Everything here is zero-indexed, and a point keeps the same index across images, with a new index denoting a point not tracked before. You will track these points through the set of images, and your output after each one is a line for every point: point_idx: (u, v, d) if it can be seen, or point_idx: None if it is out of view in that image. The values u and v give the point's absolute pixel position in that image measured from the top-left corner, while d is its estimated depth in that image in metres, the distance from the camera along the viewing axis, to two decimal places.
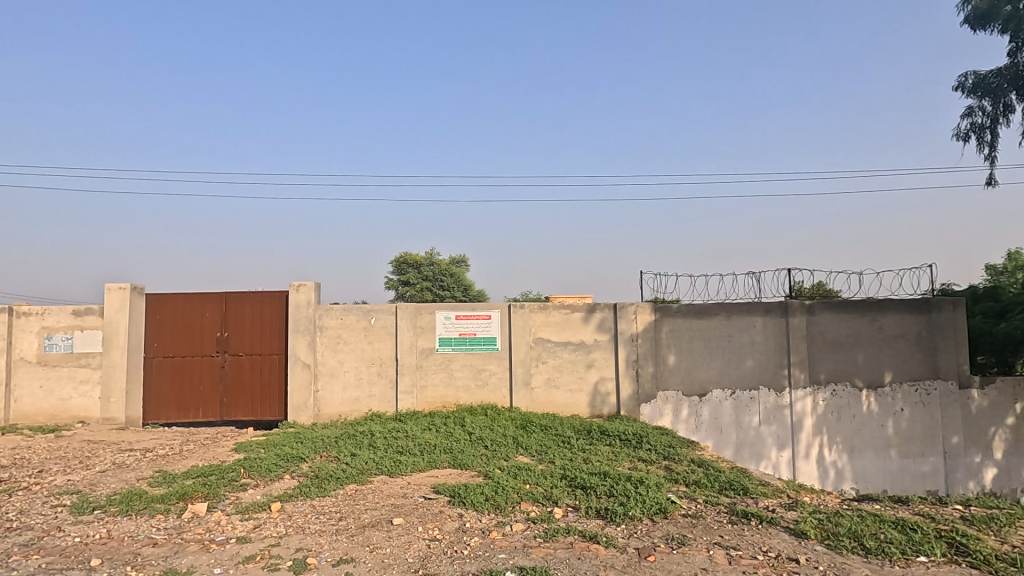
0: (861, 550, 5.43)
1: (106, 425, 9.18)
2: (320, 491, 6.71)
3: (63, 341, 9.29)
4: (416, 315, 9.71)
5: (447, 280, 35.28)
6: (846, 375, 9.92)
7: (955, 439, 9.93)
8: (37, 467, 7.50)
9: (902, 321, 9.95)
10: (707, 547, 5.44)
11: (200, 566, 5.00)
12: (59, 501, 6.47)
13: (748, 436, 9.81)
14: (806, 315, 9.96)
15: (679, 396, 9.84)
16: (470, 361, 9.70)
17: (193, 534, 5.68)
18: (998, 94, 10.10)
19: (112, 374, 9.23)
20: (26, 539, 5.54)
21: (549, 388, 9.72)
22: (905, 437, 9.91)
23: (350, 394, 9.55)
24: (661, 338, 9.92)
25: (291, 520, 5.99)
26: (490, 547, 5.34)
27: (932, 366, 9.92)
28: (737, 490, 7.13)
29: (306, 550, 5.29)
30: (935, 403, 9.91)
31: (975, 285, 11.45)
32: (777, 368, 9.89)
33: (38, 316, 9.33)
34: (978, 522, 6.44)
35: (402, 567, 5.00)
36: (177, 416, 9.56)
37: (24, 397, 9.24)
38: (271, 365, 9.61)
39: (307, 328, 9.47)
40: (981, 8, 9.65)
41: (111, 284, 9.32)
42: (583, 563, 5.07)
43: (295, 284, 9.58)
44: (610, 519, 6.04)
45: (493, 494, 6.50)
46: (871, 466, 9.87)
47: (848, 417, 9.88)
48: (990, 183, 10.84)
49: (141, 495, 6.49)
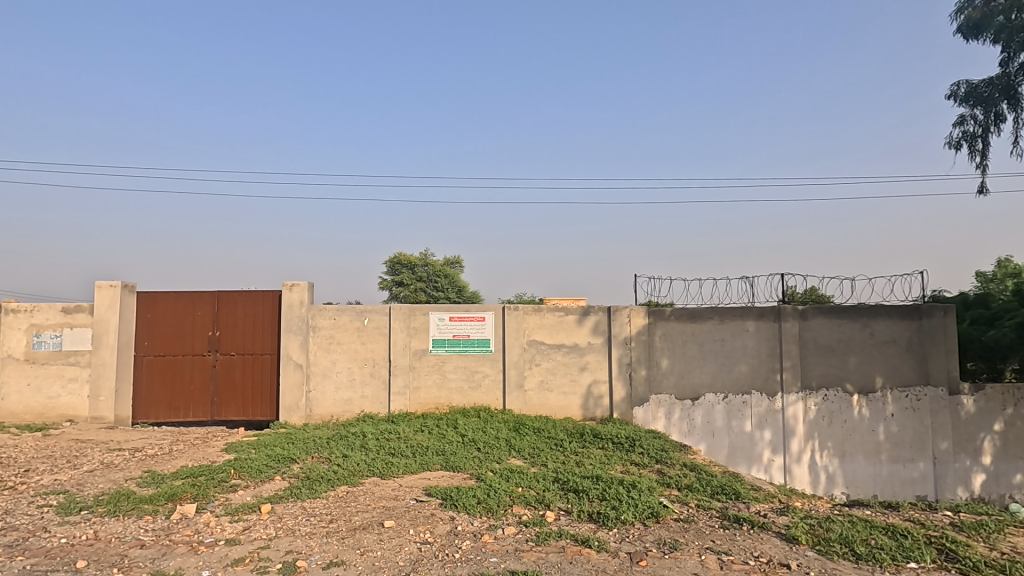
0: (852, 555, 5.43)
1: (95, 425, 9.11)
2: (311, 492, 6.68)
3: (53, 339, 9.21)
4: (410, 316, 9.66)
5: (441, 280, 35.20)
6: (837, 380, 9.94)
7: (945, 445, 9.97)
8: (23, 467, 7.42)
9: (893, 327, 9.98)
10: (700, 552, 5.43)
11: (188, 568, 4.96)
12: (46, 501, 6.40)
13: (741, 440, 9.80)
14: (798, 320, 9.98)
15: (672, 399, 9.83)
16: (464, 362, 9.66)
17: (181, 535, 5.63)
18: (989, 103, 10.14)
19: (102, 372, 9.16)
20: (11, 539, 5.48)
21: (542, 390, 9.68)
22: (896, 442, 9.94)
23: (343, 395, 9.49)
24: (655, 342, 9.93)
25: (281, 521, 5.95)
26: (482, 551, 5.30)
27: (923, 373, 9.98)
28: (729, 494, 7.14)
29: (296, 552, 5.25)
30: (925, 409, 9.95)
31: (966, 292, 11.50)
32: (769, 373, 9.91)
33: (27, 313, 9.22)
34: (968, 528, 6.45)
35: (393, 569, 4.97)
36: (167, 415, 9.48)
37: (11, 395, 9.13)
38: (262, 365, 9.56)
39: (300, 328, 9.44)
40: (974, 17, 9.69)
41: (102, 282, 9.25)
42: (574, 567, 5.05)
43: (288, 283, 9.53)
44: (602, 523, 6.03)
45: (485, 497, 6.48)
46: (862, 471, 9.89)
47: (840, 421, 9.89)
48: (982, 191, 10.87)
49: (129, 496, 6.43)
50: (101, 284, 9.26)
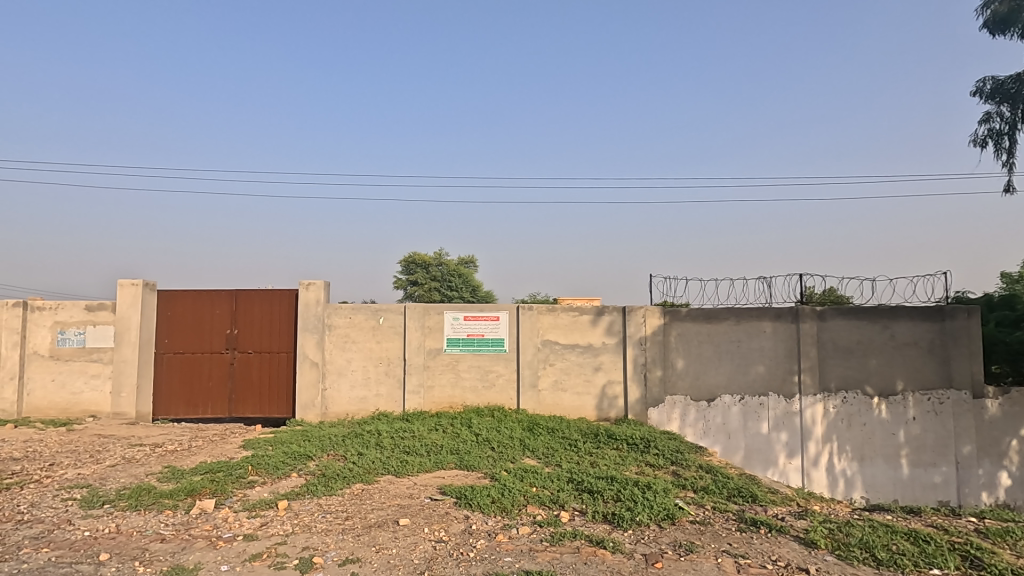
0: (873, 561, 5.39)
1: (117, 420, 9.25)
2: (328, 489, 6.75)
3: (76, 336, 9.37)
4: (425, 316, 9.72)
5: (455, 280, 35.29)
6: (856, 383, 9.85)
7: (968, 449, 9.86)
8: (48, 461, 7.56)
9: (914, 329, 9.88)
10: (716, 554, 5.42)
11: (207, 562, 5.03)
12: (70, 494, 6.53)
13: (757, 442, 9.76)
14: (817, 321, 9.89)
15: (687, 401, 9.80)
16: (478, 362, 9.69)
17: (200, 530, 5.71)
18: (1016, 99, 10.00)
19: (123, 369, 9.30)
20: (37, 532, 5.60)
21: (556, 390, 9.69)
22: (917, 445, 9.84)
23: (357, 393, 9.56)
24: (669, 343, 9.89)
25: (297, 518, 6.01)
26: (496, 552, 5.32)
27: (945, 375, 9.87)
28: (745, 497, 7.11)
29: (312, 549, 5.31)
30: (947, 412, 9.84)
31: (991, 294, 11.35)
32: (786, 375, 9.84)
33: (52, 310, 9.40)
34: (993, 535, 6.37)
35: (407, 568, 5.01)
36: (186, 412, 9.61)
37: (36, 390, 9.32)
38: (279, 363, 9.64)
39: (316, 327, 9.50)
40: (1001, 12, 9.56)
41: (124, 280, 9.38)
42: (590, 568, 5.07)
43: (305, 282, 9.61)
44: (617, 524, 6.03)
45: (499, 496, 6.52)
46: (881, 475, 9.80)
47: (858, 424, 9.81)
48: (1008, 189, 10.72)
49: (150, 491, 6.54)
50: (122, 283, 9.39)
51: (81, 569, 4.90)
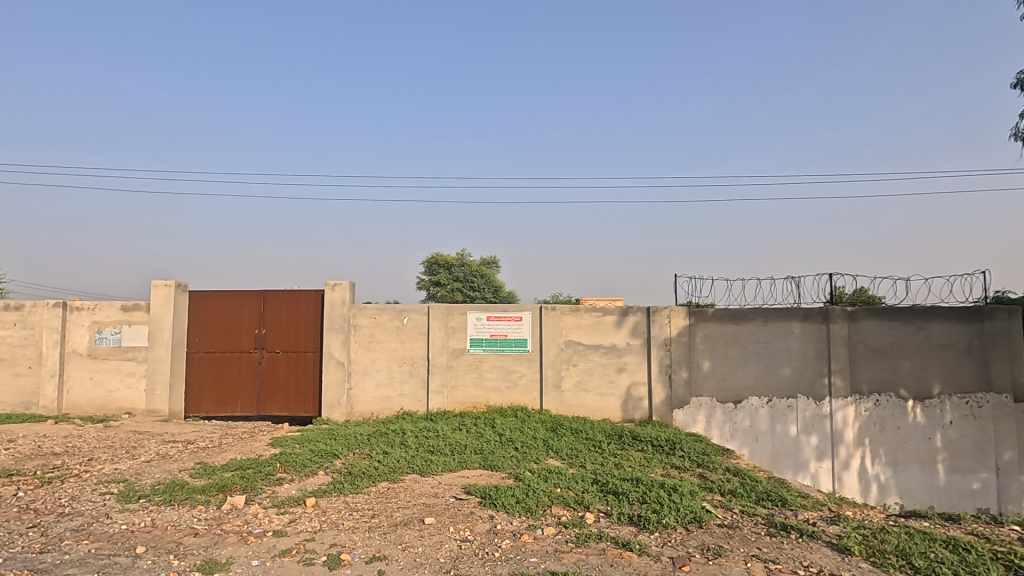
0: (909, 568, 5.29)
1: (151, 417, 9.45)
2: (354, 487, 6.83)
3: (113, 336, 9.60)
4: (449, 316, 9.77)
5: (478, 280, 35.38)
6: (889, 385, 9.69)
7: (1008, 455, 9.62)
8: (87, 456, 7.76)
9: (950, 330, 9.69)
10: (745, 558, 5.38)
11: (238, 557, 5.13)
12: (108, 488, 6.70)
13: (786, 445, 9.64)
14: (848, 322, 9.74)
15: (713, 402, 9.72)
16: (501, 362, 9.72)
17: (232, 526, 5.81)
18: None
19: (157, 368, 9.49)
20: (77, 524, 5.75)
21: (579, 391, 9.68)
22: (954, 450, 9.62)
23: (382, 393, 9.65)
24: (695, 344, 9.82)
25: (325, 515, 6.09)
26: (522, 551, 5.34)
27: (984, 378, 9.65)
28: (775, 501, 7.03)
29: (340, 546, 5.38)
30: (987, 417, 9.61)
31: None
32: (816, 377, 9.72)
33: (89, 310, 9.66)
34: None
35: (433, 566, 5.04)
36: (216, 410, 9.78)
37: (74, 387, 9.57)
38: (305, 362, 9.77)
39: (341, 327, 9.62)
40: None
41: (157, 281, 9.58)
42: (615, 570, 5.06)
43: (331, 282, 9.73)
44: (643, 526, 6.01)
45: (524, 497, 6.53)
46: (916, 480, 9.60)
47: (892, 428, 9.63)
48: None
49: (183, 486, 6.68)
50: (155, 284, 9.59)
51: (119, 561, 5.02)
